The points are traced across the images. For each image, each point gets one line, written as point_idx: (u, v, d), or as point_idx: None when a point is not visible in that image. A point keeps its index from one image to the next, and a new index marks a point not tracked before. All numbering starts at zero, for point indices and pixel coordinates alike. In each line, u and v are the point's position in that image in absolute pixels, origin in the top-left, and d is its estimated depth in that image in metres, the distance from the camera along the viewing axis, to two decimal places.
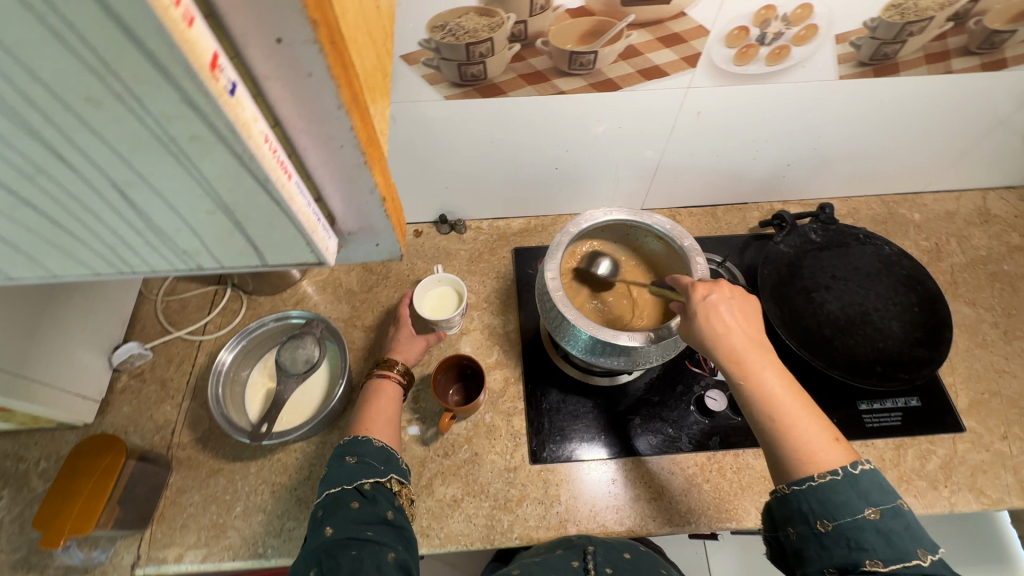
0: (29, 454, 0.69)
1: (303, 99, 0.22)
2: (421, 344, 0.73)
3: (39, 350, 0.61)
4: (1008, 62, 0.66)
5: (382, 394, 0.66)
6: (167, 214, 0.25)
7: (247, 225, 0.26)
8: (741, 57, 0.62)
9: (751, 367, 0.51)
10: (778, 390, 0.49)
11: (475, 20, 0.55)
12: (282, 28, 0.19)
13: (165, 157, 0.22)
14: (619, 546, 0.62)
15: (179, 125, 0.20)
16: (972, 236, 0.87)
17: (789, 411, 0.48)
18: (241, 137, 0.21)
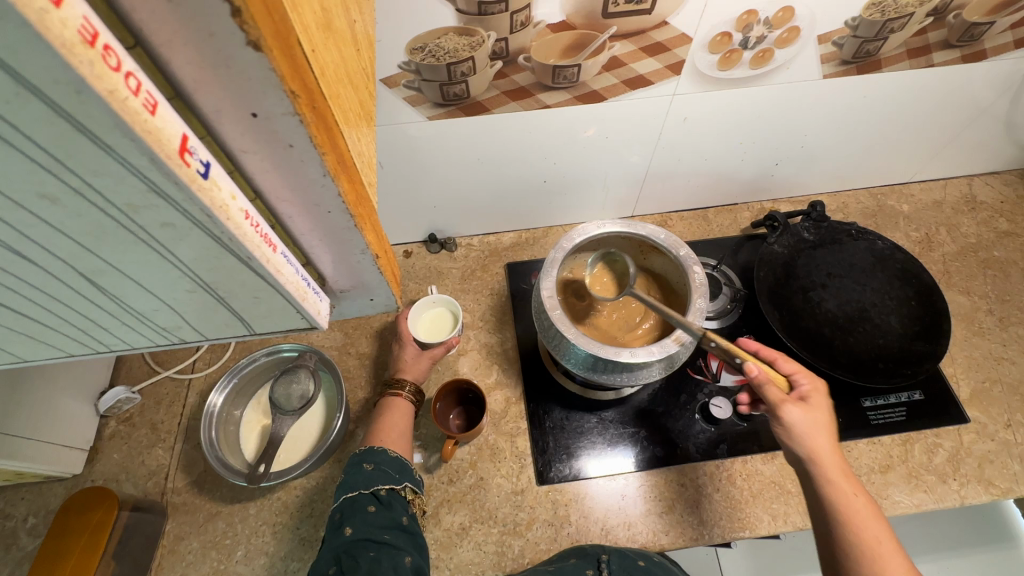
0: (16, 511, 0.66)
1: (286, 166, 0.25)
2: (427, 362, 0.69)
3: (19, 405, 0.58)
4: (988, 53, 0.66)
5: (393, 411, 0.65)
6: (147, 293, 0.27)
7: (228, 297, 0.28)
8: (725, 62, 0.61)
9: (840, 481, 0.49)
10: (863, 511, 0.48)
11: (455, 40, 0.54)
12: (259, 105, 0.22)
13: (145, 250, 0.24)
14: (634, 554, 0.60)
15: (158, 221, 0.22)
16: (962, 224, 0.88)
17: (873, 532, 0.47)
18: (220, 219, 0.23)
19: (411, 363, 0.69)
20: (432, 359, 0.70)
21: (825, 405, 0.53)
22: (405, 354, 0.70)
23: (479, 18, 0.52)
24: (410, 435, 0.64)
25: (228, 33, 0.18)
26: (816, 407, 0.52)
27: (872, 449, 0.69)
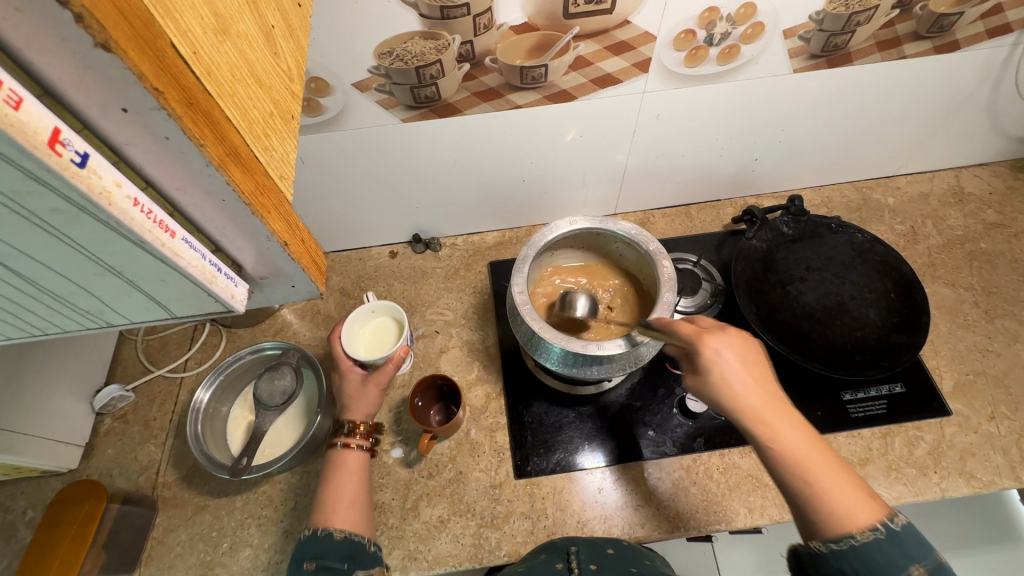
0: (15, 504, 0.69)
1: (170, 162, 0.19)
2: (373, 388, 0.64)
3: (15, 401, 0.61)
4: (960, 43, 0.66)
5: (344, 471, 0.58)
6: (57, 285, 0.21)
7: (140, 283, 0.22)
8: (692, 59, 0.62)
9: (766, 427, 0.43)
10: (803, 451, 0.42)
11: (421, 44, 0.55)
12: (125, 97, 0.16)
13: (30, 234, 0.18)
14: (604, 544, 0.59)
15: (34, 202, 0.17)
16: (948, 217, 0.87)
17: (819, 473, 0.40)
18: (101, 206, 0.17)
19: (356, 395, 0.64)
20: (380, 385, 0.65)
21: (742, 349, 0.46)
22: (350, 388, 0.65)
23: (442, 22, 0.53)
24: (367, 496, 0.58)
25: (72, 36, 0.14)
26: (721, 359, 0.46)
27: (851, 442, 0.69)
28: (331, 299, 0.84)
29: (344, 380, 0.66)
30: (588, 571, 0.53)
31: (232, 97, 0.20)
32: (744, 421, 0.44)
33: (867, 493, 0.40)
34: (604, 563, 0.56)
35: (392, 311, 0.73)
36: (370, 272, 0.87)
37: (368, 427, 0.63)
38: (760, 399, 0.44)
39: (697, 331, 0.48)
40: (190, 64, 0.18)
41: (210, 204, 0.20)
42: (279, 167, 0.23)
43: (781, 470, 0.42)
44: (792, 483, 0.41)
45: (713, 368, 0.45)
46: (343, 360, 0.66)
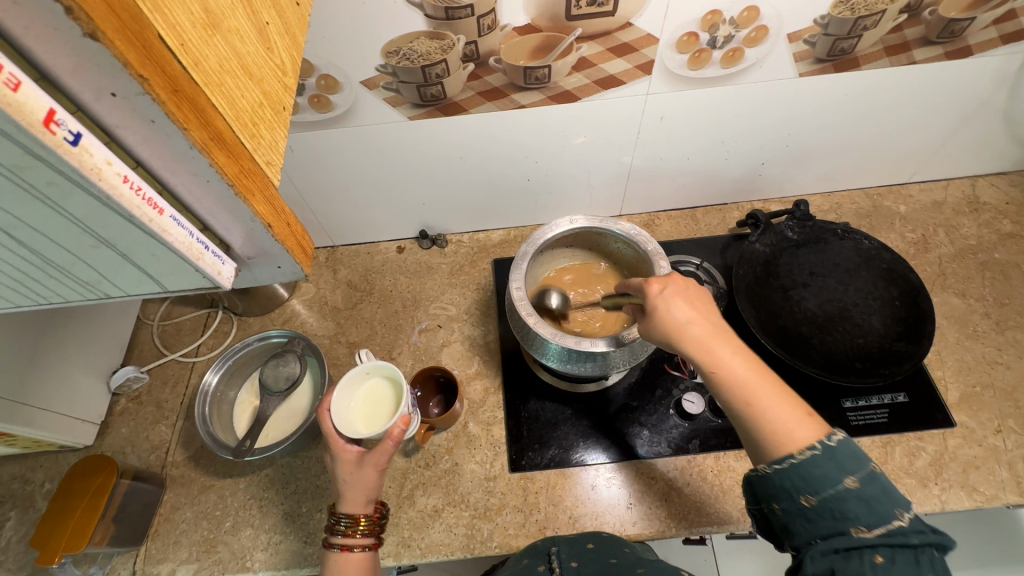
0: (34, 476, 0.73)
1: (156, 146, 0.19)
2: (370, 471, 0.54)
3: (37, 377, 0.64)
4: (973, 49, 0.65)
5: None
6: (60, 254, 0.22)
7: (133, 257, 0.22)
8: (695, 62, 0.62)
9: (712, 354, 0.45)
10: (751, 378, 0.44)
11: (427, 44, 0.57)
12: (112, 81, 0.17)
13: (33, 204, 0.19)
14: (584, 538, 0.60)
15: (34, 174, 0.18)
16: (961, 225, 0.85)
17: (758, 393, 0.43)
18: (91, 181, 0.18)
19: (352, 483, 0.55)
20: (378, 467, 0.55)
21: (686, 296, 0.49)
22: (344, 476, 0.55)
23: (447, 22, 0.55)
24: None
25: (61, 26, 0.15)
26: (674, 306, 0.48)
27: None
28: (339, 291, 0.87)
29: (337, 464, 0.56)
30: (567, 570, 0.54)
31: (219, 86, 0.21)
32: (691, 353, 0.46)
33: (806, 413, 0.43)
34: (585, 559, 0.56)
35: (387, 371, 0.64)
36: (377, 266, 0.89)
37: (369, 518, 0.55)
38: (701, 330, 0.46)
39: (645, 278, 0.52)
40: (178, 55, 0.19)
41: (197, 187, 0.21)
42: (265, 153, 0.24)
43: (727, 394, 0.44)
44: (736, 407, 0.44)
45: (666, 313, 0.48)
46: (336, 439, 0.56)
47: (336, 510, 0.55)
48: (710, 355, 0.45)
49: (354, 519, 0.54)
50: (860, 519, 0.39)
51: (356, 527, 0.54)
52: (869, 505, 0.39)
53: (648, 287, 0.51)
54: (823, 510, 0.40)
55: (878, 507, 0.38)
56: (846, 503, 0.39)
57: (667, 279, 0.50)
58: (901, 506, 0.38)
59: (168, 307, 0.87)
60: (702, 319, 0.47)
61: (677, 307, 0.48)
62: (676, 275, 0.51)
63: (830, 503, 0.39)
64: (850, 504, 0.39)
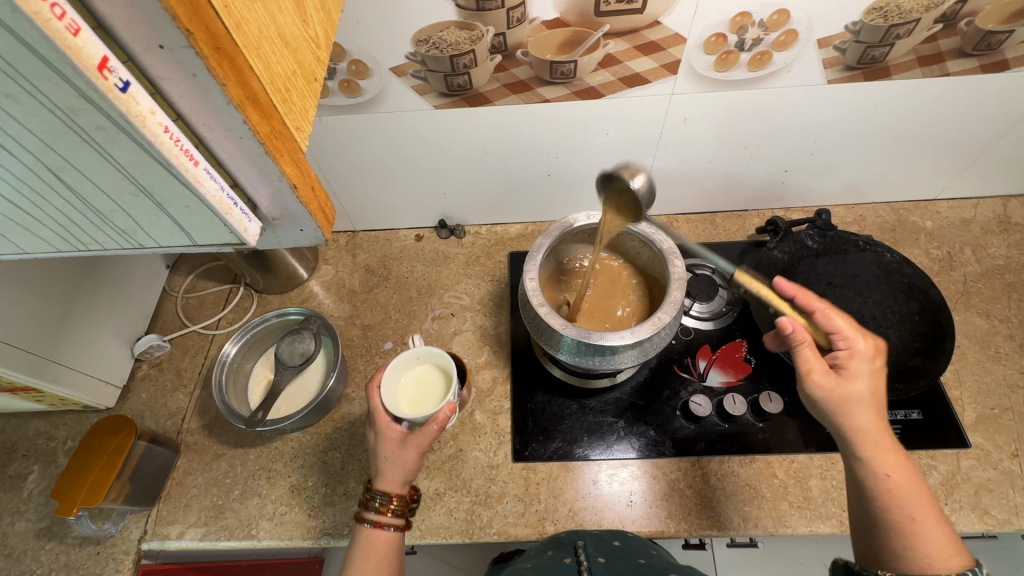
0: (58, 433, 0.76)
1: (194, 101, 0.21)
2: (411, 451, 0.56)
3: (66, 338, 0.67)
4: (1010, 63, 0.64)
5: (369, 554, 0.53)
6: (104, 202, 0.24)
7: (168, 207, 0.24)
8: (722, 64, 0.62)
9: (877, 451, 0.46)
10: (909, 492, 0.44)
11: (456, 34, 0.58)
12: (158, 33, 0.18)
13: (85, 149, 0.20)
14: (610, 536, 0.61)
15: (86, 118, 0.19)
16: (989, 245, 0.83)
17: (913, 505, 0.43)
18: (135, 128, 0.19)
19: (390, 461, 0.56)
20: (419, 449, 0.57)
21: (865, 371, 0.49)
22: (385, 453, 0.56)
23: (478, 13, 0.56)
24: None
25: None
26: (854, 378, 0.49)
27: None
28: (357, 275, 0.89)
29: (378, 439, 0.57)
30: (597, 565, 0.54)
31: (256, 49, 0.22)
32: (850, 432, 0.47)
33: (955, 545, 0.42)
34: (611, 555, 0.57)
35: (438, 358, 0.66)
36: (396, 253, 0.91)
37: (402, 500, 0.56)
38: (870, 423, 0.47)
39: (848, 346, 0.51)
40: (223, 15, 0.20)
41: (229, 143, 0.22)
42: (295, 118, 0.25)
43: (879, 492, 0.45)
44: (885, 511, 0.44)
45: (846, 382, 0.48)
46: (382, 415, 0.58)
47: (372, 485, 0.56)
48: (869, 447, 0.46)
49: (389, 497, 0.55)
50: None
51: (389, 505, 0.55)
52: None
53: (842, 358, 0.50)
54: None
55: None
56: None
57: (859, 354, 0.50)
58: None
59: (192, 280, 0.89)
60: (873, 409, 0.48)
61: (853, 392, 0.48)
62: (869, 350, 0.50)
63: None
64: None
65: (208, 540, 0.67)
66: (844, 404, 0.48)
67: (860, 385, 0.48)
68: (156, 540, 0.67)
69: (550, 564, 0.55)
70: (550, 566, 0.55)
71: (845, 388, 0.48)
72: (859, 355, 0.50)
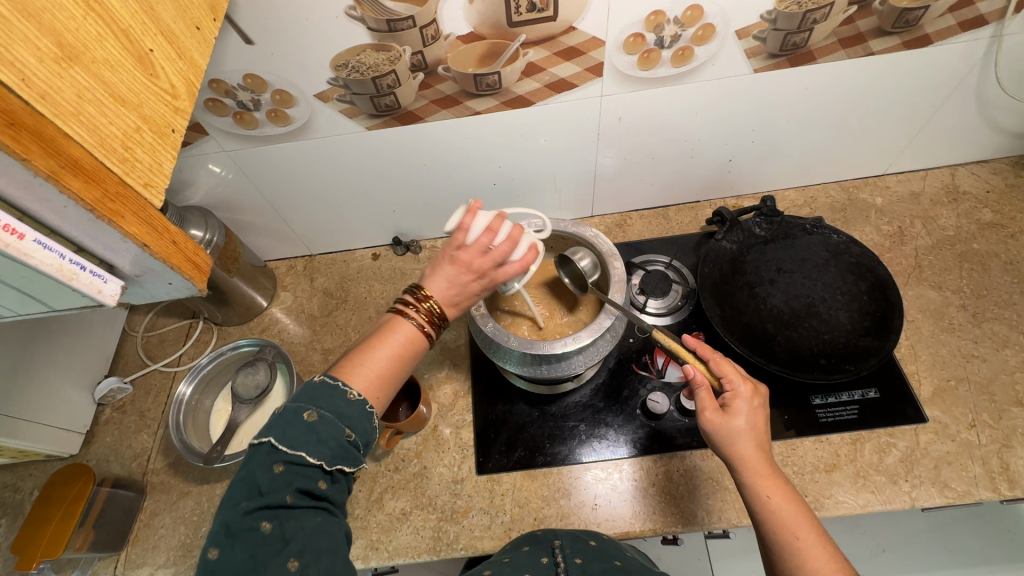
0: (24, 484, 0.76)
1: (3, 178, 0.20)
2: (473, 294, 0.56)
3: (20, 391, 0.67)
4: (932, 37, 0.64)
5: (391, 343, 0.50)
6: None
7: (6, 276, 0.23)
8: (645, 62, 0.62)
9: (764, 480, 0.49)
10: (798, 518, 0.46)
11: (373, 56, 0.58)
12: None
13: None
14: (586, 536, 0.61)
15: None
16: (939, 216, 0.84)
17: (800, 530, 0.45)
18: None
19: (457, 282, 0.53)
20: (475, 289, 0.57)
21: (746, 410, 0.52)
22: (464, 284, 0.53)
23: (391, 34, 0.56)
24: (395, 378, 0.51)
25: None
26: (737, 415, 0.51)
27: (818, 447, 0.67)
28: (316, 299, 0.89)
29: (466, 274, 0.53)
30: (573, 567, 0.55)
31: (76, 115, 0.22)
32: (742, 464, 0.50)
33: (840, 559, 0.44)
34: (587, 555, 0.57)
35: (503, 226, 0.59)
36: (353, 274, 0.91)
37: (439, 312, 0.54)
38: (756, 454, 0.50)
39: (730, 388, 0.54)
40: (18, 90, 0.20)
41: (57, 212, 0.22)
42: (142, 175, 0.25)
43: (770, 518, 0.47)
44: (774, 537, 0.46)
45: (733, 417, 0.51)
46: (485, 259, 0.52)
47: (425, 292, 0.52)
48: (760, 478, 0.49)
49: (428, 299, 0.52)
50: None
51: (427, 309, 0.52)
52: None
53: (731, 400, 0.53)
54: None
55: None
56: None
57: (737, 390, 0.53)
58: None
59: (152, 318, 0.89)
60: (758, 442, 0.51)
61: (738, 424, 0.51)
62: (749, 389, 0.53)
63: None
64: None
65: None
66: (733, 440, 0.51)
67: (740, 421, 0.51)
68: None
69: (526, 561, 0.56)
70: (526, 562, 0.55)
71: (729, 423, 0.51)
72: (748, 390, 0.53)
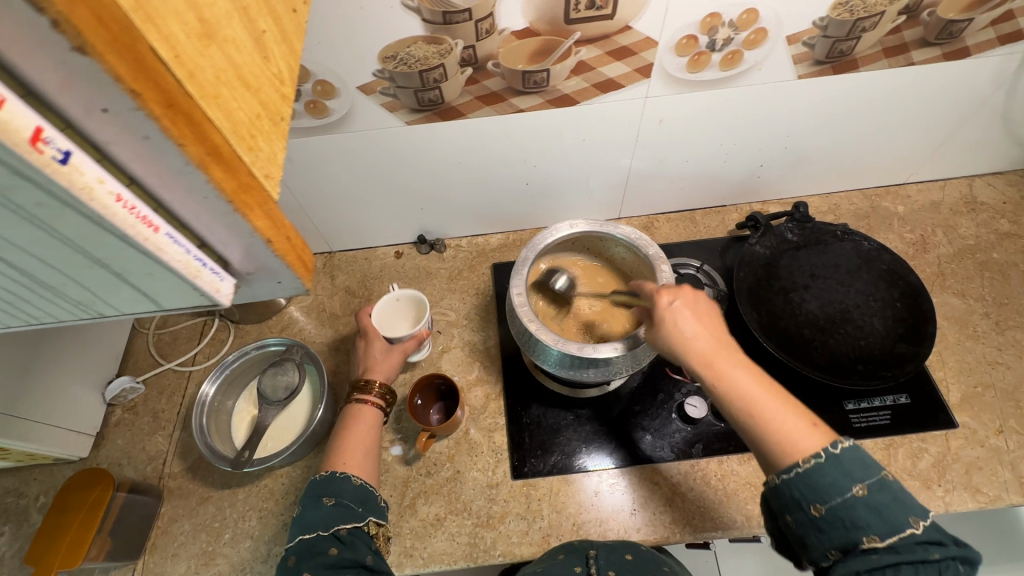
0: (29, 490, 0.71)
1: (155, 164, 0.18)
2: (395, 355, 0.70)
3: (31, 391, 0.63)
4: (970, 50, 0.65)
5: (359, 421, 0.64)
6: (47, 274, 0.20)
7: (128, 275, 0.21)
8: (695, 65, 0.62)
9: (719, 365, 0.46)
10: (758, 392, 0.44)
11: (424, 49, 0.56)
12: (103, 98, 0.16)
13: (19, 225, 0.18)
14: (623, 548, 0.60)
15: (20, 194, 0.16)
16: (959, 226, 0.85)
17: (764, 402, 0.43)
18: (82, 203, 0.17)
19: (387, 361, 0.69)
20: (402, 351, 0.71)
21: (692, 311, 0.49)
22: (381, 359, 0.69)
23: (445, 27, 0.54)
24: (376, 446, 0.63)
25: (50, 41, 0.14)
26: (675, 316, 0.49)
27: None
28: (337, 298, 0.86)
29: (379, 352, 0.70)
30: None
31: (214, 98, 0.20)
32: (693, 359, 0.47)
33: (812, 423, 0.43)
34: (623, 568, 0.56)
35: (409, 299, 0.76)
36: (376, 272, 0.88)
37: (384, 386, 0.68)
38: (707, 341, 0.47)
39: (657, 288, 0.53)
40: (171, 67, 0.18)
41: (195, 203, 0.20)
42: (263, 166, 0.23)
43: (731, 402, 0.44)
44: (740, 417, 0.44)
45: (672, 319, 0.49)
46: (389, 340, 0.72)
47: (364, 376, 0.68)
48: (712, 366, 0.46)
49: (371, 383, 0.67)
50: (871, 527, 0.38)
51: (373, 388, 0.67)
52: (880, 513, 0.38)
53: (659, 297, 0.51)
54: (833, 519, 0.39)
55: (890, 515, 0.38)
56: (856, 511, 0.39)
57: (679, 292, 0.51)
58: (916, 515, 0.38)
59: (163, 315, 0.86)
60: (707, 330, 0.48)
61: (680, 321, 0.49)
62: (685, 288, 0.51)
63: (838, 511, 0.39)
64: (858, 512, 0.39)
65: None
66: (678, 338, 0.48)
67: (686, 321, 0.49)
68: None
69: (559, 569, 0.55)
70: (560, 570, 0.55)
71: (674, 326, 0.49)
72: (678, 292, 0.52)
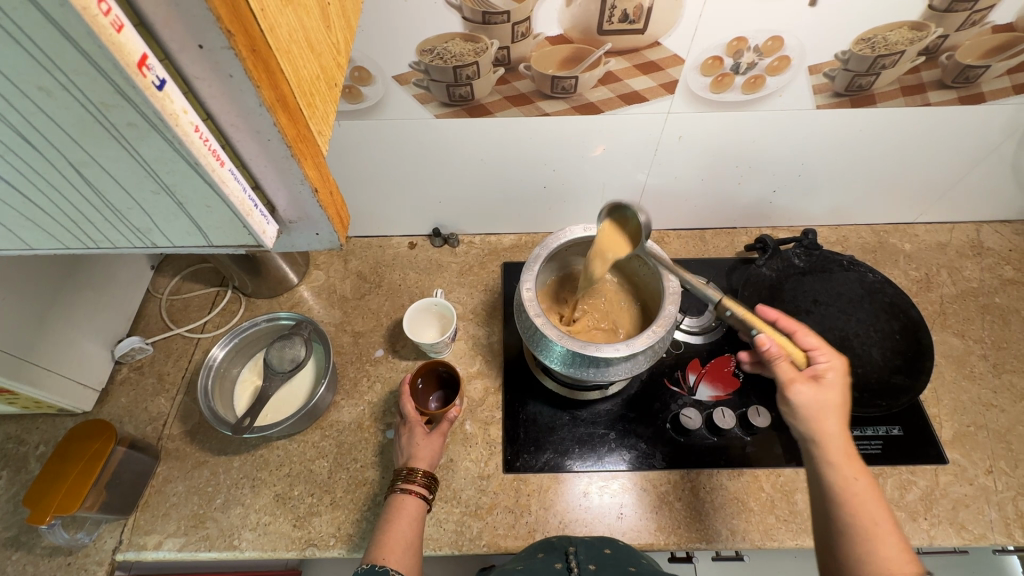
0: (30, 438, 0.73)
1: (231, 101, 0.22)
2: (437, 435, 0.66)
3: (44, 339, 0.65)
4: (986, 96, 0.67)
5: (402, 512, 0.59)
6: (117, 191, 0.25)
7: (186, 204, 0.26)
8: (717, 85, 0.64)
9: (843, 463, 0.46)
10: (873, 507, 0.43)
11: (461, 45, 0.59)
12: (201, 34, 0.19)
13: (110, 144, 0.22)
14: (600, 543, 0.59)
15: (117, 114, 0.21)
16: (964, 268, 0.87)
17: (877, 519, 0.43)
18: (169, 126, 0.21)
19: (430, 444, 0.65)
20: (441, 433, 0.67)
21: (840, 382, 0.49)
22: (425, 440, 0.65)
23: (483, 26, 0.57)
24: (419, 542, 0.57)
25: None
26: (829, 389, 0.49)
27: None
28: (349, 281, 0.88)
29: (427, 435, 0.66)
30: (586, 571, 0.54)
31: (287, 53, 0.23)
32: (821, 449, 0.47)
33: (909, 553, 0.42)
34: (603, 563, 0.56)
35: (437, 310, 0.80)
36: (388, 260, 0.90)
37: (428, 474, 0.63)
38: (838, 433, 0.47)
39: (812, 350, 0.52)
40: (259, 19, 0.20)
41: (260, 144, 0.24)
42: (319, 123, 0.26)
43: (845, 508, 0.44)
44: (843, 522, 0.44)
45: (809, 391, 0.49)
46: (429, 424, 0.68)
47: (403, 465, 0.64)
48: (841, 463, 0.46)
49: (416, 471, 0.63)
50: None
51: (418, 476, 0.62)
52: None
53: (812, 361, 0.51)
54: None
55: None
56: None
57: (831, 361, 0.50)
58: None
59: (178, 282, 0.88)
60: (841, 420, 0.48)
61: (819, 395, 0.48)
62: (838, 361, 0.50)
63: None
64: None
65: (186, 551, 0.65)
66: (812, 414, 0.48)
67: (836, 396, 0.49)
68: (131, 551, 0.65)
69: (540, 567, 0.54)
70: (539, 569, 0.54)
71: (824, 399, 0.48)
72: (837, 368, 0.50)
